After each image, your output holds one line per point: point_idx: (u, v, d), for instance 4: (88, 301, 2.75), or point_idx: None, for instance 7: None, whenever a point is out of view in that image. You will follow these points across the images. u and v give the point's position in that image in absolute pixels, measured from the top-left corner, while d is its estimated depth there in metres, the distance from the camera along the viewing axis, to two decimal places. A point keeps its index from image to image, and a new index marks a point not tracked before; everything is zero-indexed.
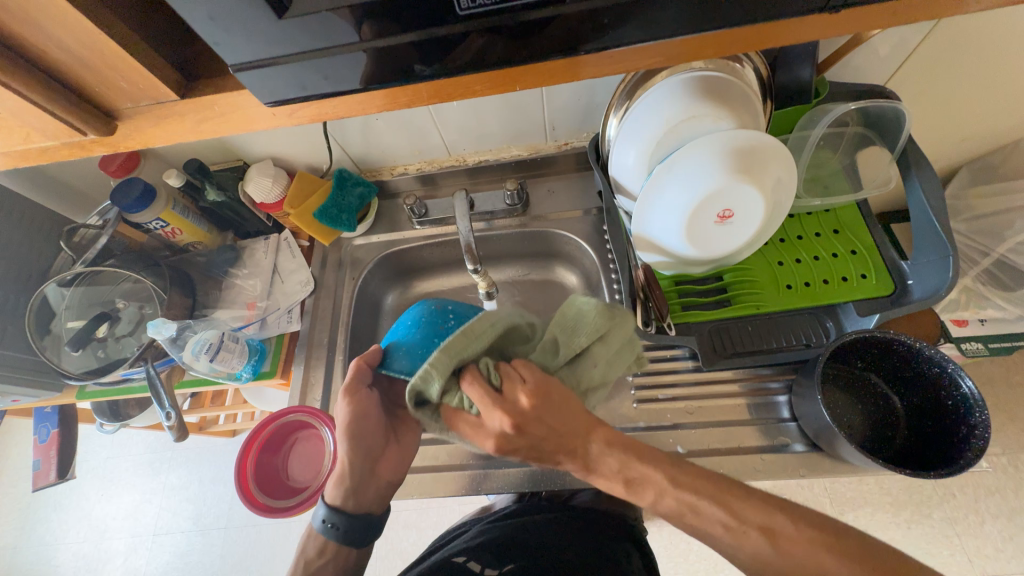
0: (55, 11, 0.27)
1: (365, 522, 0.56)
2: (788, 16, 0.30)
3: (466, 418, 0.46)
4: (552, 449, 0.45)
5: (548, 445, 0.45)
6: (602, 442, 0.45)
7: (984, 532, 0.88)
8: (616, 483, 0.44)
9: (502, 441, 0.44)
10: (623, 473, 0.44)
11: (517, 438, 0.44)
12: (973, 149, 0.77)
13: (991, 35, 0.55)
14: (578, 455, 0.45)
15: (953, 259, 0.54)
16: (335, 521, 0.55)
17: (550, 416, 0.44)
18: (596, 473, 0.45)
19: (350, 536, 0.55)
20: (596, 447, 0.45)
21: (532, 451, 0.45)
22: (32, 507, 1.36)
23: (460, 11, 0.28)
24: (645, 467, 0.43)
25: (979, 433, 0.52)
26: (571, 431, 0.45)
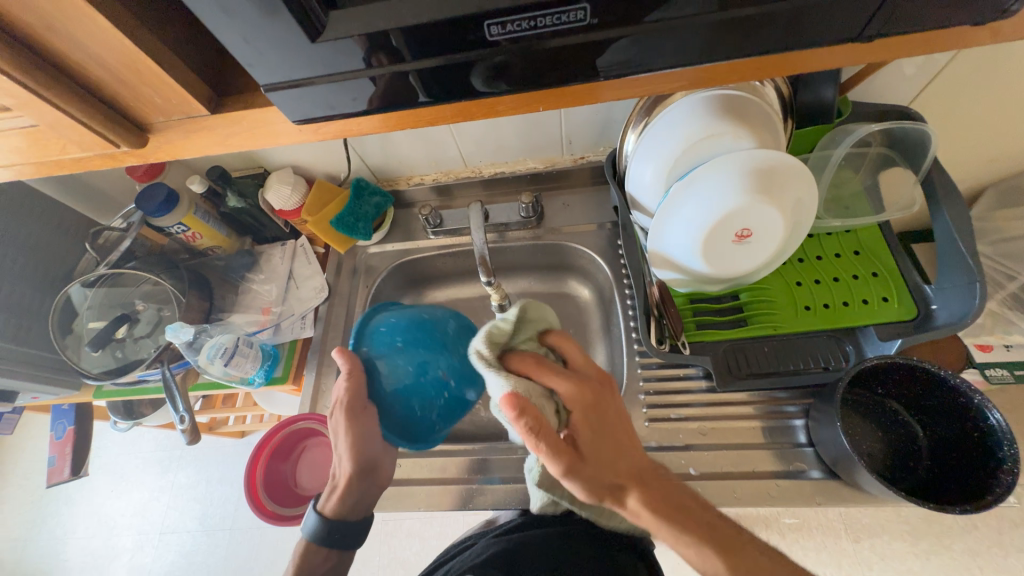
0: (98, 31, 0.28)
1: (357, 529, 0.58)
2: (817, 44, 0.30)
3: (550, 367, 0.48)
4: (616, 434, 0.48)
5: (617, 421, 0.49)
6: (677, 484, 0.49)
7: (1008, 566, 0.84)
8: (693, 529, 0.45)
9: (590, 388, 0.49)
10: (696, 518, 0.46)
11: (603, 397, 0.49)
12: (1000, 171, 0.75)
13: (1021, 59, 0.54)
14: (642, 469, 0.48)
15: (980, 285, 0.52)
16: (329, 528, 0.56)
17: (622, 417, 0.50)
18: (662, 502, 0.46)
19: (345, 542, 0.58)
20: (665, 478, 0.48)
21: (603, 418, 0.48)
22: (44, 501, 1.39)
23: (489, 36, 0.28)
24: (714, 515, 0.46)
25: (1009, 468, 0.50)
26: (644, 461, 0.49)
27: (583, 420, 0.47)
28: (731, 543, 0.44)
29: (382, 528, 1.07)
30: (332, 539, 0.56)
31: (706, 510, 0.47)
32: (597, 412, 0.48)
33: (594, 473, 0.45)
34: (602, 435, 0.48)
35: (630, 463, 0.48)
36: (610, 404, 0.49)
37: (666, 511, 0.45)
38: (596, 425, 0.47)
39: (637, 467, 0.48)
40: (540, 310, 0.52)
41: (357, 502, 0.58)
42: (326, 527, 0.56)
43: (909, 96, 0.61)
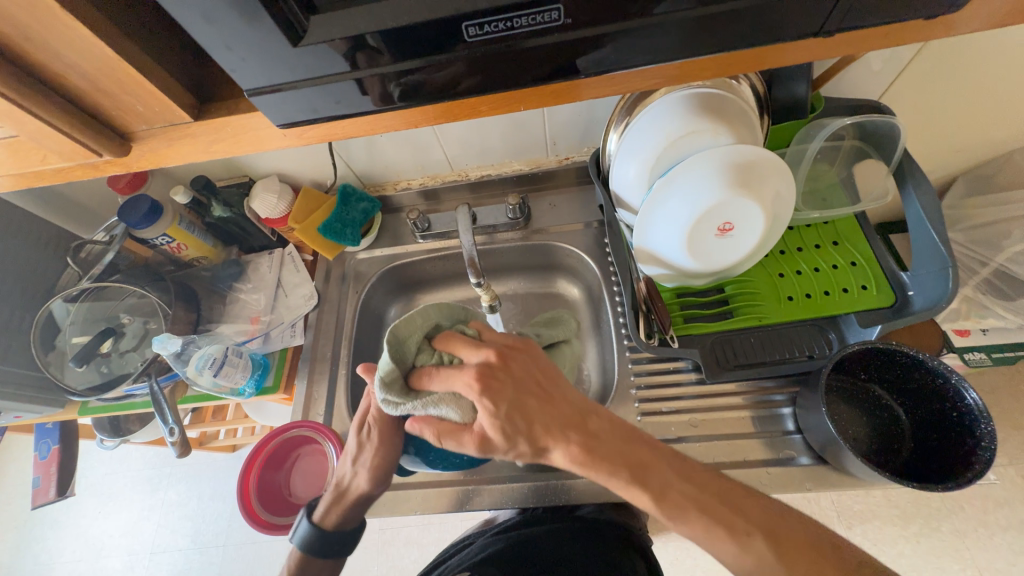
0: (77, 39, 0.28)
1: (350, 538, 0.60)
2: (783, 40, 0.31)
3: (441, 372, 0.46)
4: (534, 405, 0.47)
5: (527, 394, 0.47)
6: (603, 421, 0.48)
7: (995, 545, 0.87)
8: (623, 470, 0.45)
9: (484, 381, 0.46)
10: (626, 459, 0.46)
11: (501, 383, 0.46)
12: (969, 160, 0.78)
13: (980, 53, 0.56)
14: (571, 425, 0.47)
15: (952, 270, 0.54)
16: (325, 538, 0.58)
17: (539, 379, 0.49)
18: (593, 450, 0.46)
19: (338, 551, 0.59)
20: (598, 425, 0.48)
21: (515, 405, 0.46)
22: (28, 525, 1.35)
23: (469, 37, 0.29)
24: (648, 450, 0.48)
25: (985, 445, 0.52)
26: (567, 410, 0.48)
27: (489, 411, 0.45)
28: (648, 460, 0.47)
29: (379, 536, 1.06)
30: (323, 549, 0.58)
31: (637, 447, 0.48)
32: (498, 398, 0.45)
33: (524, 446, 0.46)
34: (517, 419, 0.46)
35: (549, 423, 0.47)
36: (512, 381, 0.47)
37: (598, 456, 0.45)
38: (502, 411, 0.45)
39: (561, 422, 0.47)
40: (411, 322, 0.48)
41: (351, 512, 0.59)
42: (320, 537, 0.58)
43: (879, 90, 0.64)
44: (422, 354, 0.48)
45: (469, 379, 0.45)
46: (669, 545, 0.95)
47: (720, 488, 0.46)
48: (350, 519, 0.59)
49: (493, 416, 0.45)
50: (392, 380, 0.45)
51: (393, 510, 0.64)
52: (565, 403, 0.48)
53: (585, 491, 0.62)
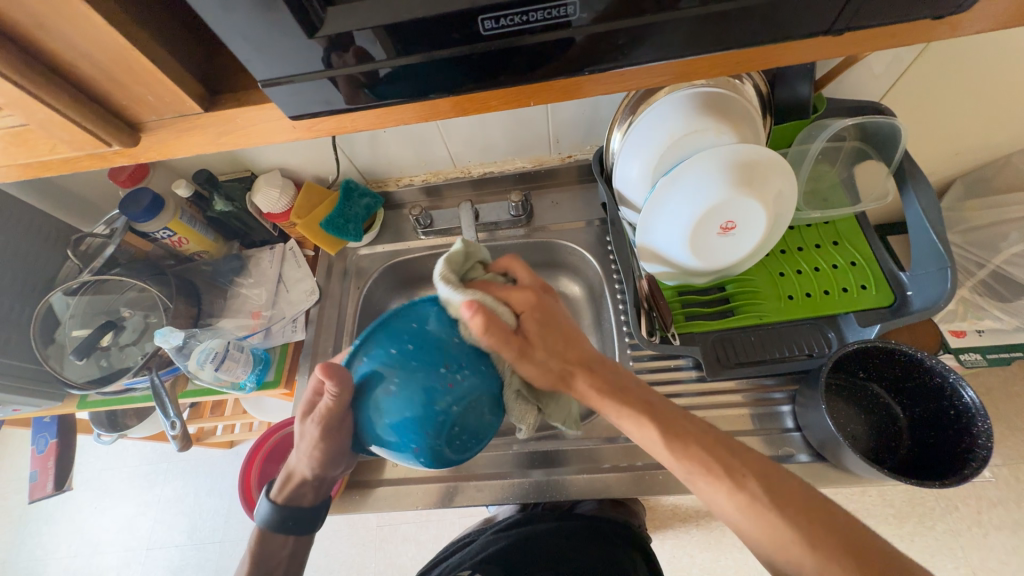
0: (90, 27, 0.28)
1: (310, 517, 0.58)
2: (792, 39, 0.31)
3: (496, 286, 0.49)
4: (566, 335, 0.51)
5: (562, 327, 0.51)
6: (612, 367, 0.52)
7: (988, 544, 0.88)
8: (626, 404, 0.50)
9: (536, 301, 0.49)
10: (629, 395, 0.51)
11: (547, 307, 0.50)
12: (967, 163, 0.78)
13: (982, 56, 0.57)
14: (589, 361, 0.52)
15: (951, 270, 0.55)
16: (286, 516, 0.56)
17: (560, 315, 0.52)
18: (607, 386, 0.51)
19: (302, 529, 0.57)
20: (602, 363, 0.53)
21: (550, 322, 0.50)
22: (23, 521, 1.34)
23: (484, 30, 0.29)
24: (649, 396, 0.51)
25: (983, 443, 0.53)
26: (580, 345, 0.52)
27: (535, 319, 0.48)
28: (651, 404, 0.50)
29: (377, 533, 1.06)
30: (286, 526, 0.56)
31: (638, 389, 0.52)
32: (544, 318, 0.49)
33: (553, 366, 0.49)
34: (555, 342, 0.50)
35: (572, 350, 0.51)
36: (553, 312, 0.51)
37: (611, 392, 0.50)
38: (545, 321, 0.49)
39: (579, 351, 0.52)
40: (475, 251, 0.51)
41: (306, 491, 0.58)
42: (280, 514, 0.56)
43: (881, 92, 0.64)
44: (474, 271, 0.50)
45: (524, 294, 0.49)
46: (667, 543, 0.96)
47: (706, 433, 0.48)
48: (308, 495, 0.57)
49: (540, 329, 0.48)
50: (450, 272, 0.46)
51: (394, 505, 0.64)
52: (585, 345, 0.53)
53: (587, 487, 0.62)
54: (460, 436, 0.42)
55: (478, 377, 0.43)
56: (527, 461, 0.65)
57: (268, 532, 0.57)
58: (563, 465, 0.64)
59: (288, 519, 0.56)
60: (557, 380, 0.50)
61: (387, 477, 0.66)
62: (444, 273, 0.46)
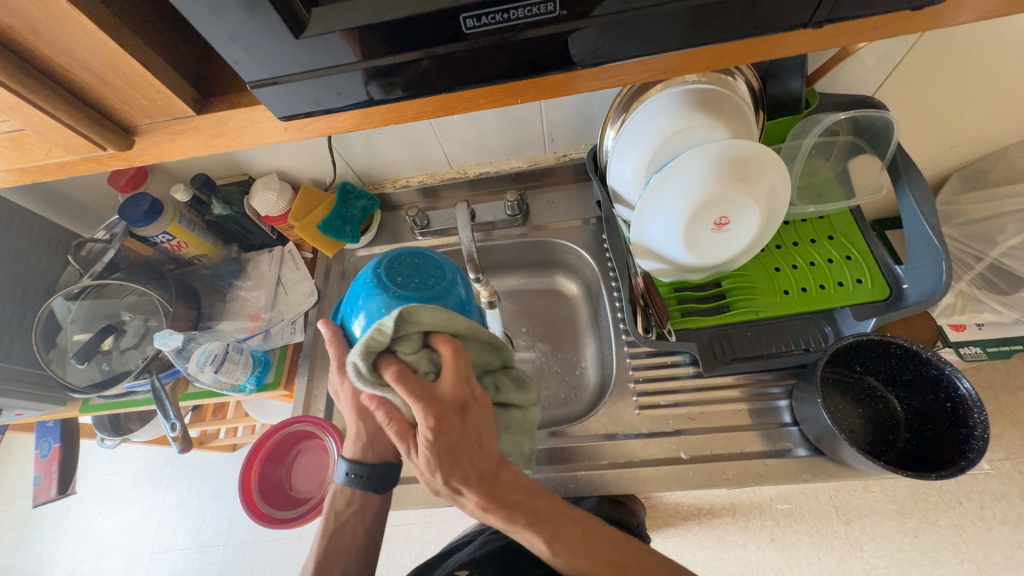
0: (82, 32, 0.29)
1: (384, 472, 0.57)
2: (774, 32, 0.32)
3: (416, 381, 0.41)
4: (475, 449, 0.43)
5: (468, 445, 0.43)
6: (513, 473, 0.45)
7: (992, 539, 0.87)
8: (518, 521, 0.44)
9: (442, 416, 0.41)
10: (526, 510, 0.44)
11: (456, 418, 0.42)
12: (963, 156, 0.78)
13: (972, 48, 0.57)
14: (492, 478, 0.44)
15: (946, 263, 0.55)
16: (360, 470, 0.56)
17: (461, 421, 0.43)
18: (499, 506, 0.43)
19: (375, 486, 0.57)
20: (509, 475, 0.45)
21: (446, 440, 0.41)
22: (29, 525, 1.35)
23: (466, 29, 0.30)
24: (546, 499, 0.46)
25: (979, 434, 0.53)
26: (484, 458, 0.44)
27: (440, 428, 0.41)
28: (549, 509, 0.45)
29: None
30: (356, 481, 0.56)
31: (537, 499, 0.45)
32: (447, 433, 0.41)
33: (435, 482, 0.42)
34: (452, 456, 0.42)
35: (477, 469, 0.43)
36: (465, 425, 0.43)
37: (501, 507, 0.43)
38: (449, 432, 0.41)
39: (479, 471, 0.43)
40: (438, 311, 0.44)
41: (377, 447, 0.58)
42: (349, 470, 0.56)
43: (873, 87, 0.64)
44: (408, 342, 0.42)
45: (429, 409, 0.40)
46: (669, 540, 0.96)
47: (603, 531, 0.46)
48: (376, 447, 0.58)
49: (431, 447, 0.41)
50: (368, 353, 0.40)
51: (395, 503, 0.64)
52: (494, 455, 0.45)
53: (587, 484, 0.62)
54: (406, 283, 0.49)
55: (385, 262, 0.51)
56: None
57: (341, 489, 0.57)
58: (562, 462, 0.64)
59: (356, 470, 0.56)
60: (439, 492, 0.44)
61: None
62: (364, 347, 0.40)
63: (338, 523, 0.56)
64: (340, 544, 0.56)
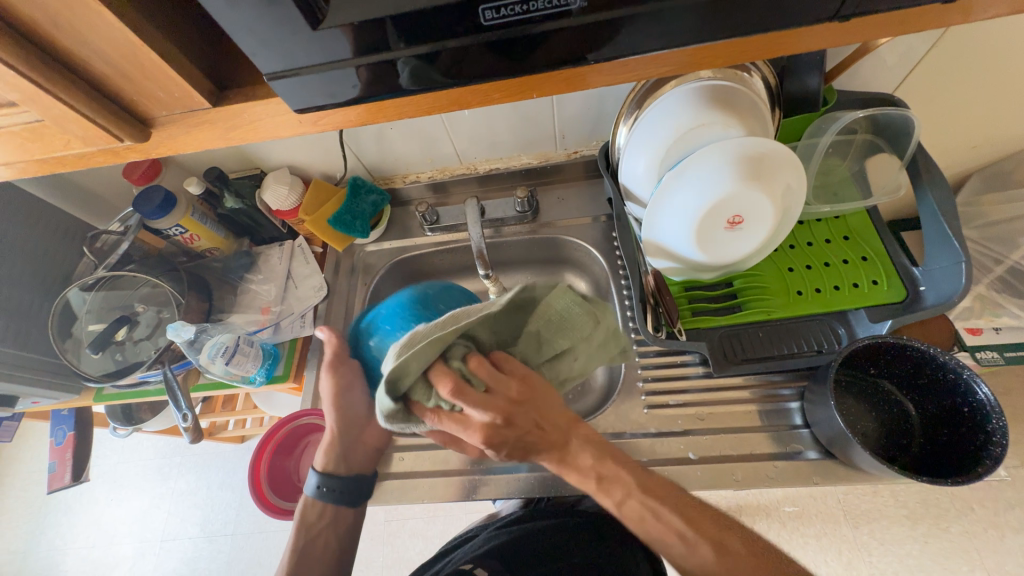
0: (100, 23, 0.29)
1: (349, 486, 0.61)
2: (796, 25, 0.31)
3: (450, 417, 0.44)
4: (533, 433, 0.48)
5: (524, 440, 0.47)
6: (580, 437, 0.50)
7: (1006, 547, 0.86)
8: (589, 479, 0.49)
9: (490, 436, 0.45)
10: (596, 469, 0.49)
11: (504, 428, 0.45)
12: (985, 156, 0.76)
13: (997, 44, 0.55)
14: (560, 446, 0.50)
15: (966, 265, 0.54)
16: (329, 485, 0.61)
17: (511, 427, 0.46)
18: (571, 467, 0.49)
19: (342, 499, 0.61)
20: (575, 442, 0.50)
21: (509, 441, 0.47)
22: (44, 510, 1.38)
23: (484, 21, 0.29)
24: (617, 465, 0.49)
25: (997, 440, 0.52)
26: (553, 430, 0.49)
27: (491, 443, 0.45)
28: (616, 467, 0.50)
29: (386, 528, 1.07)
30: (324, 494, 0.61)
31: (608, 460, 0.50)
32: (499, 443, 0.46)
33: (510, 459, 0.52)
34: (519, 447, 0.48)
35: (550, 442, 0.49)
36: (514, 429, 0.46)
37: (574, 471, 0.49)
38: (505, 440, 0.46)
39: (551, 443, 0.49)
40: (435, 344, 0.42)
41: (350, 461, 0.63)
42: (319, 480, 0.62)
43: (893, 84, 0.63)
44: (420, 391, 0.43)
45: (472, 436, 0.44)
46: None
47: (671, 496, 0.49)
48: (349, 461, 0.63)
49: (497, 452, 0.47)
50: (395, 415, 0.44)
51: (402, 497, 0.64)
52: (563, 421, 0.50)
53: None
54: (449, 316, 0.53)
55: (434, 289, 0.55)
56: None
57: (312, 500, 0.63)
58: None
59: (326, 484, 0.61)
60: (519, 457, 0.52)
61: (394, 470, 0.66)
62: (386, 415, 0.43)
63: (309, 537, 0.62)
64: (311, 554, 0.63)
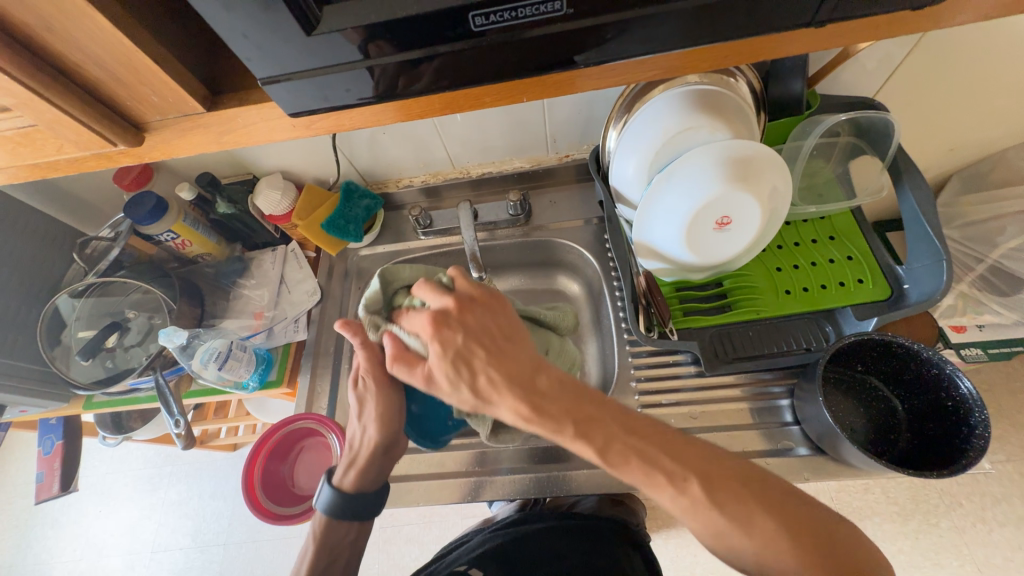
0: (93, 28, 0.29)
1: (374, 498, 0.61)
2: (778, 30, 0.32)
3: (412, 315, 0.47)
4: (491, 343, 0.46)
5: (478, 343, 0.45)
6: (550, 377, 0.44)
7: (993, 541, 0.87)
8: (564, 425, 0.42)
9: (441, 327, 0.45)
10: (572, 412, 0.43)
11: (459, 322, 0.46)
12: (964, 157, 0.79)
13: (973, 49, 0.57)
14: (524, 378, 0.44)
15: (946, 263, 0.55)
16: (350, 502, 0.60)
17: (467, 324, 0.46)
18: (537, 408, 0.43)
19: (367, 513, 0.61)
20: (544, 381, 0.44)
21: (461, 342, 0.45)
22: (28, 524, 1.35)
23: (475, 27, 0.30)
24: (597, 407, 0.44)
25: (980, 433, 0.53)
26: (518, 356, 0.46)
27: (438, 335, 0.45)
28: (597, 415, 0.44)
29: (380, 535, 1.06)
30: (350, 512, 0.60)
31: (588, 405, 0.44)
32: (451, 338, 0.45)
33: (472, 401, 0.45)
34: (469, 354, 0.45)
35: (511, 367, 0.44)
36: (467, 322, 0.46)
37: (540, 416, 0.43)
38: (457, 337, 0.45)
39: (512, 368, 0.44)
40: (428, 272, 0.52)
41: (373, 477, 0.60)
42: (344, 499, 0.59)
43: (873, 89, 0.65)
44: (402, 295, 0.50)
45: (425, 323, 0.45)
46: (670, 542, 0.96)
47: (662, 438, 0.44)
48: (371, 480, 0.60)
49: (442, 355, 0.44)
50: (371, 303, 0.48)
51: (397, 501, 0.64)
52: (533, 356, 0.46)
53: (587, 482, 0.63)
54: None
55: None
56: (527, 456, 0.65)
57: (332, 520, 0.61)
58: (563, 460, 0.64)
59: (348, 503, 0.60)
60: (477, 407, 0.45)
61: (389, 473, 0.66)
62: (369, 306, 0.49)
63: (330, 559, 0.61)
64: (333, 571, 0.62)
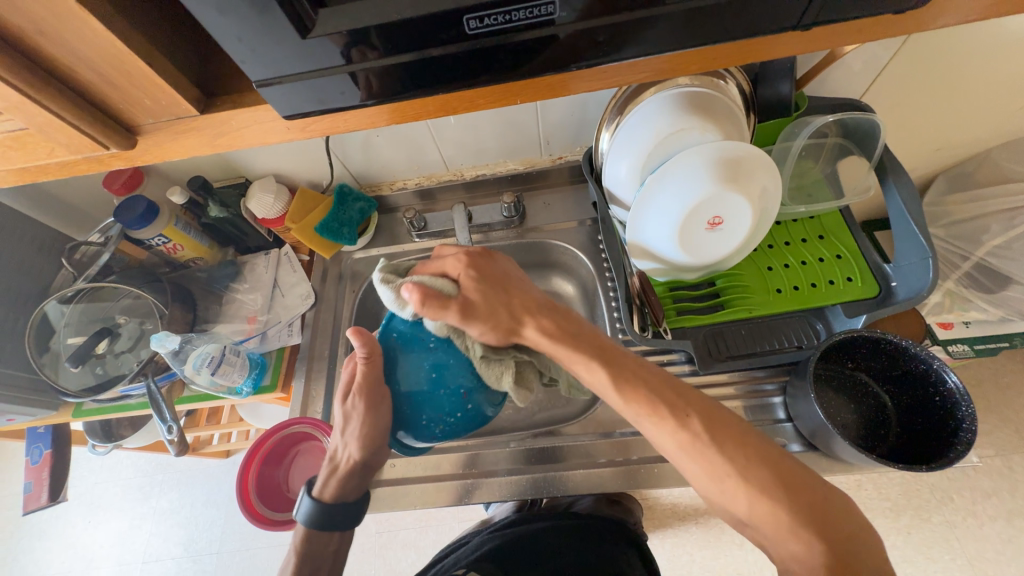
0: (86, 31, 0.29)
1: (354, 509, 0.60)
2: (768, 33, 0.33)
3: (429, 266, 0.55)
4: (515, 279, 0.56)
5: (506, 274, 0.56)
6: (568, 311, 0.55)
7: (983, 534, 0.89)
8: (586, 345, 0.51)
9: (472, 262, 0.55)
10: (589, 339, 0.52)
11: (487, 260, 0.56)
12: (948, 157, 0.80)
13: (955, 52, 0.59)
14: (546, 306, 0.54)
15: (932, 260, 0.56)
16: (328, 514, 0.59)
17: (495, 263, 0.57)
18: (560, 333, 0.52)
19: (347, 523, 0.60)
20: (565, 310, 0.56)
21: (490, 274, 0.55)
22: (15, 536, 1.32)
23: (469, 30, 0.30)
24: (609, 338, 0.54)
25: (967, 426, 0.54)
26: (540, 293, 0.56)
27: (472, 267, 0.54)
28: (610, 351, 0.52)
29: (377, 540, 1.06)
30: (326, 522, 0.59)
31: (603, 340, 0.53)
32: (482, 270, 0.55)
33: (503, 321, 0.52)
34: (499, 282, 0.55)
35: (534, 297, 0.55)
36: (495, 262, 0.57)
37: (564, 337, 0.52)
38: (487, 271, 0.55)
39: (534, 298, 0.55)
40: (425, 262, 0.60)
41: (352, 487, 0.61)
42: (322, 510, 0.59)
43: (860, 91, 0.66)
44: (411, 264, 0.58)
45: (454, 262, 0.55)
46: (667, 542, 0.96)
47: (667, 378, 0.50)
48: (349, 491, 0.60)
49: (477, 280, 0.53)
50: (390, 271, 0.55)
51: (394, 504, 0.64)
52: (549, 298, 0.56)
53: (584, 482, 0.63)
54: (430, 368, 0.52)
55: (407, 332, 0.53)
56: (524, 457, 0.65)
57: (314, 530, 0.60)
58: (560, 460, 0.64)
59: (327, 514, 0.59)
60: (507, 327, 0.52)
61: (385, 477, 0.66)
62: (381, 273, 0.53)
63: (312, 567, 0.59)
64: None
